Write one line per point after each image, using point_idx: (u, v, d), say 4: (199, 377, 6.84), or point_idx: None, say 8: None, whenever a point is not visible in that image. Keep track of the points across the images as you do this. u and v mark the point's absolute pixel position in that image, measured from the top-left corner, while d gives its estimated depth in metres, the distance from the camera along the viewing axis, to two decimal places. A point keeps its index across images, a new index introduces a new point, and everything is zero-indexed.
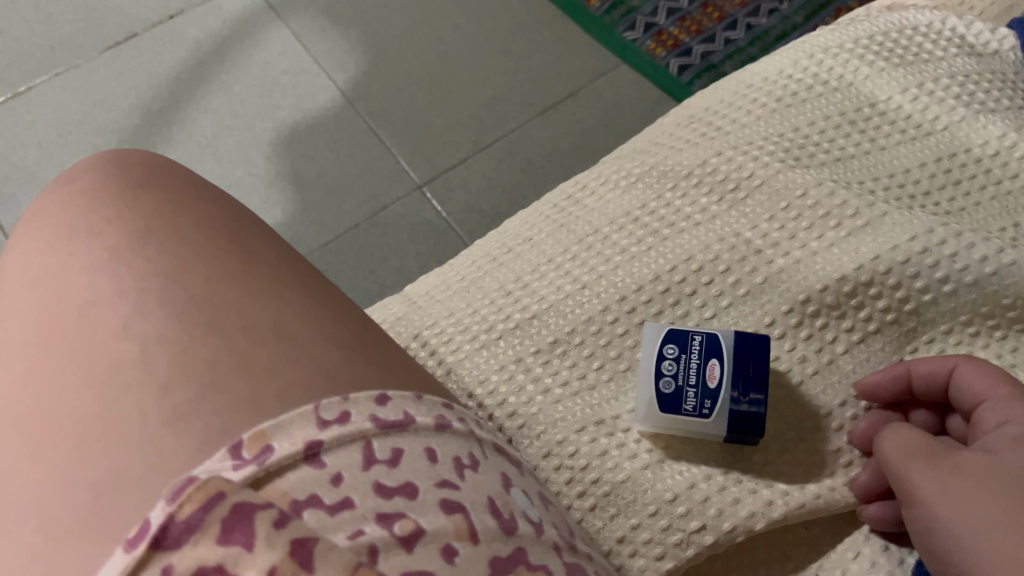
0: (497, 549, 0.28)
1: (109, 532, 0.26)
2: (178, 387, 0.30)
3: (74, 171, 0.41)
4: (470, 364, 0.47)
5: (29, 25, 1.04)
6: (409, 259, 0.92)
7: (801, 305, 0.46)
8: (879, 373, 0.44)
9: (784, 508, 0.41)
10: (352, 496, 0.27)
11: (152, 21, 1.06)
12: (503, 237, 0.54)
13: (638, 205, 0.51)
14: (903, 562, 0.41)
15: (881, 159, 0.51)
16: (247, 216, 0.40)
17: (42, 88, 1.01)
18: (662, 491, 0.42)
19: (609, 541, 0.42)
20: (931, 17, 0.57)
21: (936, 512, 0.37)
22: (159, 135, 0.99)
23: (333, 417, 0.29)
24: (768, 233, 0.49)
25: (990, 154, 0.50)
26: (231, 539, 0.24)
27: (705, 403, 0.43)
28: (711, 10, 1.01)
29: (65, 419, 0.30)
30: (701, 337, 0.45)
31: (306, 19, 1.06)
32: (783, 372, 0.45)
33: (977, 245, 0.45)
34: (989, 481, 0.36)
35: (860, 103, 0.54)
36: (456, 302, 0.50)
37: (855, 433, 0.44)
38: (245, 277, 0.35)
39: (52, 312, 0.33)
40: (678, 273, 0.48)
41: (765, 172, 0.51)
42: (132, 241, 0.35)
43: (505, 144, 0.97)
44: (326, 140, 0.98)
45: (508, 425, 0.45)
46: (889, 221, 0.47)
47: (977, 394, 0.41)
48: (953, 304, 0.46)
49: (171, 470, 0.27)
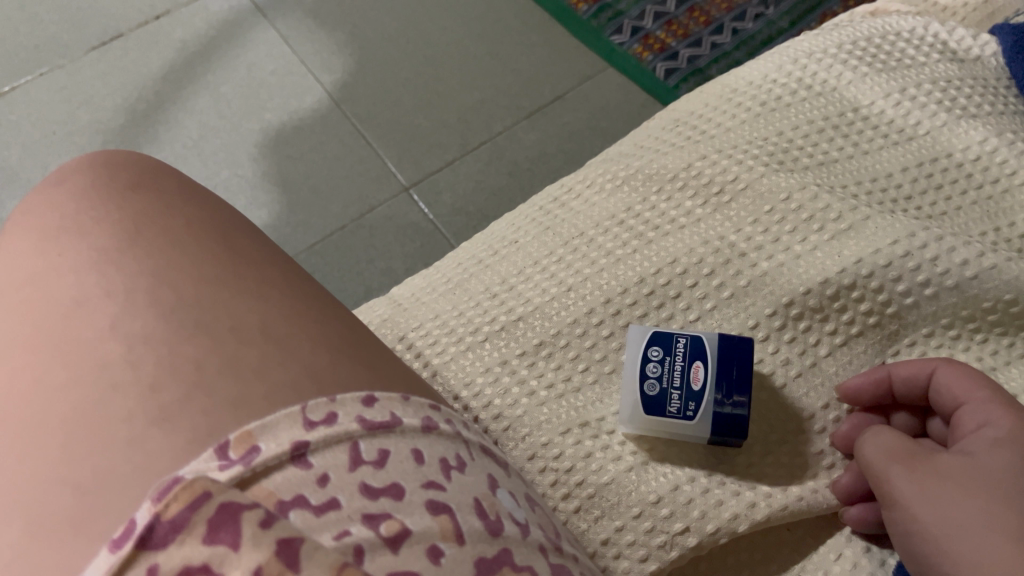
0: (482, 550, 0.28)
1: (95, 532, 0.26)
2: (166, 387, 0.30)
3: (62, 171, 0.40)
4: (456, 366, 0.47)
5: (13, 25, 1.03)
6: (395, 261, 0.91)
7: (784, 308, 0.47)
8: (860, 377, 0.45)
9: (766, 510, 0.42)
10: (338, 497, 0.27)
11: (138, 21, 1.05)
12: (489, 239, 0.54)
13: (623, 208, 0.52)
14: (884, 563, 0.42)
15: (864, 162, 0.52)
16: (235, 216, 0.40)
17: (25, 88, 1.00)
18: (646, 493, 0.43)
19: (593, 542, 0.42)
20: (914, 24, 0.59)
21: (915, 514, 0.38)
22: (145, 135, 0.98)
23: (319, 418, 0.29)
24: (752, 237, 0.49)
25: (972, 160, 0.51)
26: (217, 539, 0.24)
27: (689, 406, 0.44)
28: (698, 14, 1.02)
29: (51, 420, 0.30)
30: (685, 340, 0.46)
31: (292, 20, 1.06)
32: (766, 375, 0.46)
33: (958, 249, 0.46)
34: (966, 484, 0.37)
35: (843, 108, 0.54)
36: (442, 304, 0.50)
37: (837, 435, 0.44)
38: (232, 278, 0.35)
39: (38, 311, 0.33)
40: (662, 276, 0.49)
41: (749, 176, 0.51)
42: (120, 242, 0.35)
43: (493, 146, 0.98)
44: (313, 142, 0.98)
45: (493, 427, 0.45)
46: (871, 224, 0.48)
47: (956, 397, 0.41)
48: (933, 308, 0.47)
49: (159, 469, 0.27)
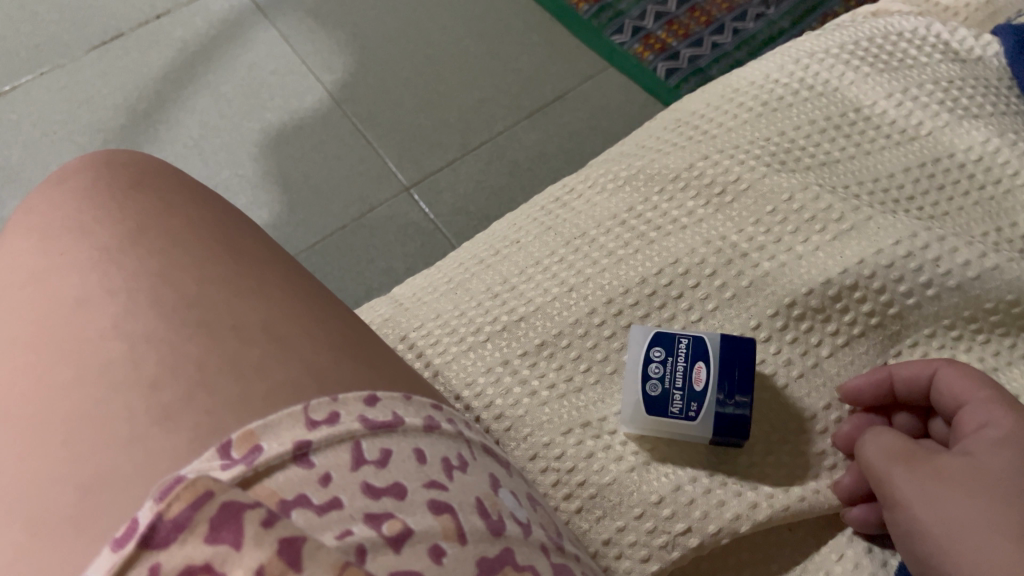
0: (484, 549, 0.28)
1: (97, 532, 0.26)
2: (167, 386, 0.30)
3: (63, 171, 0.40)
4: (458, 366, 0.47)
5: (14, 24, 1.03)
6: (396, 260, 0.91)
7: (786, 308, 0.47)
8: (862, 377, 0.45)
9: (768, 510, 0.42)
10: (340, 496, 0.27)
11: (139, 21, 1.05)
12: (490, 239, 0.54)
13: (625, 208, 0.52)
14: (885, 564, 0.42)
15: (866, 162, 0.52)
16: (236, 215, 0.39)
17: (26, 88, 1.00)
18: (648, 493, 0.42)
19: (595, 542, 0.42)
20: (916, 24, 0.58)
21: (918, 515, 0.38)
22: (146, 134, 0.98)
23: (322, 417, 0.29)
24: (754, 237, 0.49)
25: (974, 160, 0.51)
26: (219, 538, 0.24)
27: (691, 406, 0.44)
28: (699, 14, 1.02)
29: (53, 419, 0.30)
30: (687, 340, 0.46)
31: (293, 20, 1.05)
32: (768, 375, 0.46)
33: (960, 249, 0.46)
34: (968, 484, 0.37)
35: (845, 108, 0.54)
36: (443, 303, 0.50)
37: (839, 436, 0.44)
38: (234, 277, 0.35)
39: (40, 311, 0.33)
40: (664, 276, 0.49)
41: (750, 176, 0.51)
42: (123, 241, 0.35)
43: (493, 146, 0.98)
44: (314, 141, 0.98)
45: (494, 426, 0.45)
46: (873, 225, 0.48)
47: (958, 398, 0.41)
48: (936, 308, 0.47)
49: (161, 469, 0.27)
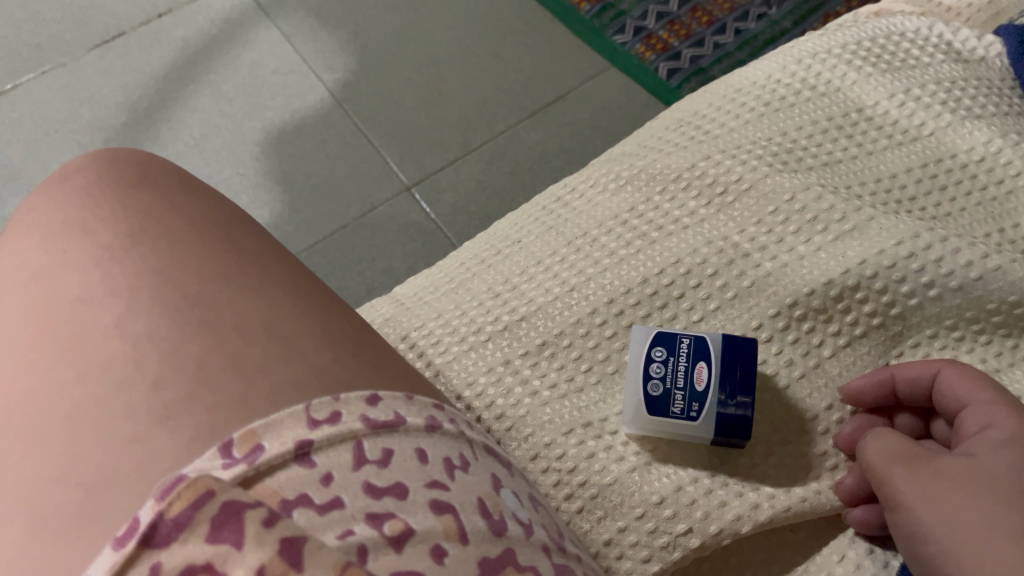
0: (486, 550, 0.28)
1: (99, 531, 0.26)
2: (169, 385, 0.30)
3: (65, 169, 0.40)
4: (459, 366, 0.47)
5: (16, 22, 1.03)
6: (397, 260, 0.91)
7: (788, 309, 0.47)
8: (864, 377, 0.44)
9: (769, 511, 0.42)
10: (342, 496, 0.27)
11: (140, 20, 1.05)
12: (492, 239, 0.54)
13: (626, 208, 0.52)
14: (887, 565, 0.42)
15: (868, 163, 0.52)
16: (238, 214, 0.39)
17: (27, 86, 1.00)
18: (649, 494, 0.42)
19: (596, 542, 0.42)
20: (919, 24, 0.58)
21: (920, 516, 0.37)
22: (147, 132, 0.98)
23: (323, 417, 0.29)
24: (756, 237, 0.49)
25: (976, 160, 0.51)
26: (220, 537, 0.24)
27: (693, 406, 0.44)
28: (700, 14, 1.02)
29: (55, 418, 0.30)
30: (689, 341, 0.45)
31: (294, 19, 1.05)
32: (770, 375, 0.46)
33: (963, 250, 0.46)
34: (970, 485, 0.37)
35: (848, 109, 0.54)
36: (445, 303, 0.50)
37: (841, 437, 0.44)
38: (236, 276, 0.35)
39: (43, 309, 0.33)
40: (665, 276, 0.49)
41: (752, 176, 0.51)
42: (125, 239, 0.35)
43: (495, 146, 0.97)
44: (315, 140, 0.98)
45: (496, 426, 0.45)
46: (875, 225, 0.48)
47: (960, 399, 0.41)
48: (938, 309, 0.46)
49: (162, 468, 0.27)
